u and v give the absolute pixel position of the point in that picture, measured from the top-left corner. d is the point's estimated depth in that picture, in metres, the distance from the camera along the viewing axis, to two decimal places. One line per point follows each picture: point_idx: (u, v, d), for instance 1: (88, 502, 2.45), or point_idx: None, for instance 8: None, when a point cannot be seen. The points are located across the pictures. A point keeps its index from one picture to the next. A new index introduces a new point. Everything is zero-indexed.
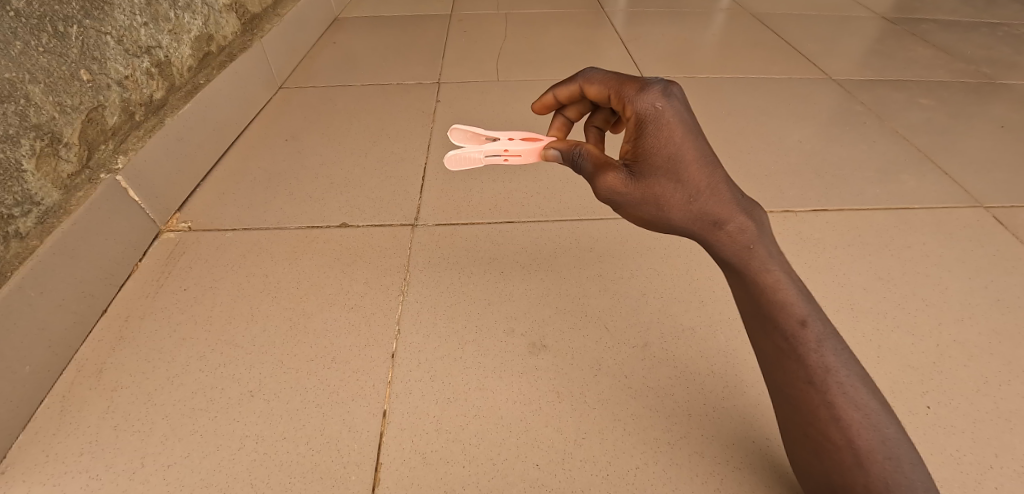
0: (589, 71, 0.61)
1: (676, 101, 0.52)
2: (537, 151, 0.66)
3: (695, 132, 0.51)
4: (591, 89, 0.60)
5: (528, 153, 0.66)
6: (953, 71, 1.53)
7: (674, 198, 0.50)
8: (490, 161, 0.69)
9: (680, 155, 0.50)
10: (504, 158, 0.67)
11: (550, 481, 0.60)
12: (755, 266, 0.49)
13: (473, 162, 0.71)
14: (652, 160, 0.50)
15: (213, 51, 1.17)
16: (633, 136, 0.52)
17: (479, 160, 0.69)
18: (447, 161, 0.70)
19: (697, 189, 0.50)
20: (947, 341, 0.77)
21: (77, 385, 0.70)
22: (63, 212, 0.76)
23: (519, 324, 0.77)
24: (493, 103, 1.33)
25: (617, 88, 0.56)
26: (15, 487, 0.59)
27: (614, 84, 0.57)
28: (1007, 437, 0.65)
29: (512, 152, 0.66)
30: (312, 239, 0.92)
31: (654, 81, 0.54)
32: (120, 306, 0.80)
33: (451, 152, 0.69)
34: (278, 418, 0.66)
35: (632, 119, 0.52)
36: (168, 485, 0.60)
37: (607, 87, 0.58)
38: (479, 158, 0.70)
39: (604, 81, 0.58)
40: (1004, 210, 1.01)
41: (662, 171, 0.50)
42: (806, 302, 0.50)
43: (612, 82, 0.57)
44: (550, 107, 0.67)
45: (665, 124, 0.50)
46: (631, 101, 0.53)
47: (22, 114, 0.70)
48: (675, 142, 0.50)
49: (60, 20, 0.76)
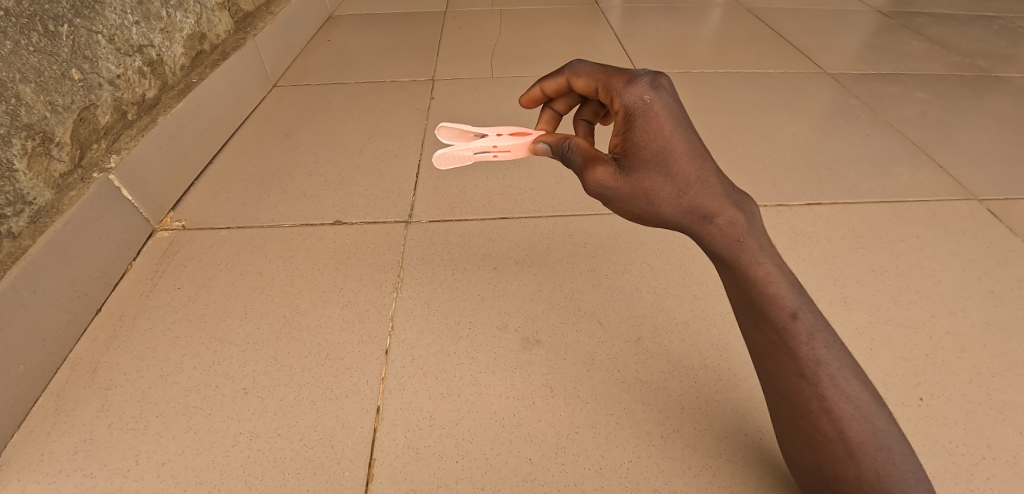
0: (575, 64, 0.61)
1: (665, 93, 0.52)
2: (526, 145, 0.66)
3: (684, 124, 0.51)
4: (579, 82, 0.60)
5: (517, 148, 0.66)
6: (948, 64, 1.53)
7: (664, 192, 0.50)
8: (480, 158, 0.68)
9: (669, 148, 0.50)
10: (493, 154, 0.67)
11: (542, 475, 0.60)
12: (746, 259, 0.49)
13: (461, 160, 0.69)
14: (641, 153, 0.50)
15: (206, 50, 1.17)
16: (622, 129, 0.52)
17: (468, 158, 0.68)
18: (435, 161, 0.67)
19: (686, 182, 0.50)
20: (940, 333, 0.77)
21: (71, 384, 0.70)
22: (55, 211, 0.76)
23: (513, 319, 0.77)
24: (488, 100, 1.33)
25: (605, 81, 0.56)
26: (10, 486, 0.60)
27: (601, 76, 0.57)
28: (999, 426, 0.66)
29: (502, 148, 0.67)
30: (307, 237, 0.92)
31: (643, 73, 0.54)
32: (114, 305, 0.80)
33: (438, 151, 0.67)
34: (272, 415, 0.66)
35: (621, 112, 0.52)
36: (161, 483, 0.60)
37: (595, 80, 0.58)
38: (468, 156, 0.68)
39: (591, 73, 0.58)
40: (998, 203, 1.01)
41: (651, 165, 0.50)
42: (797, 295, 0.49)
43: (600, 74, 0.57)
44: (538, 100, 0.67)
45: (654, 117, 0.50)
46: (619, 94, 0.53)
47: (13, 113, 0.70)
48: (664, 135, 0.50)
49: (50, 19, 0.76)
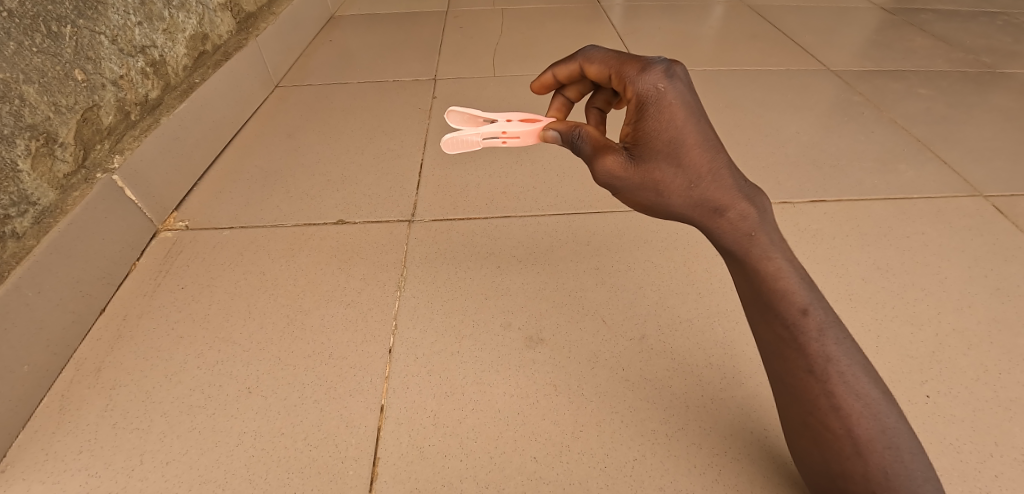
0: (588, 50, 0.61)
1: (679, 81, 0.52)
2: (536, 133, 0.66)
3: (697, 115, 0.51)
4: (592, 68, 0.60)
5: (527, 134, 0.66)
6: (952, 61, 1.52)
7: (674, 183, 0.50)
8: (488, 144, 0.68)
9: (681, 139, 0.49)
10: (502, 141, 0.67)
11: (547, 474, 0.60)
12: (757, 253, 0.49)
13: (469, 145, 0.69)
14: (653, 143, 0.50)
15: (208, 50, 1.17)
16: (635, 117, 0.51)
17: (477, 143, 0.68)
18: (443, 146, 0.67)
19: (698, 174, 0.49)
20: (946, 329, 0.76)
21: (76, 384, 0.70)
22: (59, 211, 0.76)
23: (516, 318, 0.77)
24: (490, 99, 1.32)
25: (618, 68, 0.55)
26: (15, 486, 0.60)
27: (614, 63, 0.56)
28: (1006, 425, 0.65)
29: (511, 134, 0.66)
30: (309, 236, 0.92)
31: (657, 61, 0.53)
32: (117, 305, 0.80)
33: (448, 135, 0.67)
34: (276, 414, 0.66)
35: (634, 101, 0.52)
36: (166, 482, 0.60)
37: (608, 66, 0.57)
38: (477, 141, 0.68)
39: (605, 60, 0.58)
40: (1004, 199, 1.00)
41: (662, 155, 0.49)
42: (808, 291, 0.49)
43: (613, 61, 0.56)
44: (550, 86, 0.67)
45: (667, 106, 0.50)
46: (633, 82, 0.52)
47: (17, 114, 0.70)
48: (676, 125, 0.50)
49: (53, 20, 0.76)
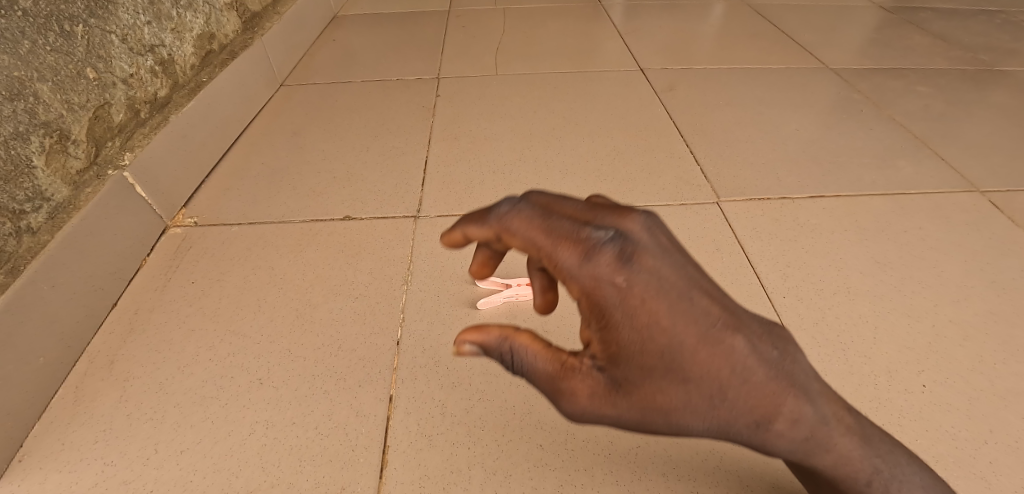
0: (505, 208, 0.41)
1: (657, 265, 0.38)
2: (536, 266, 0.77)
3: (687, 297, 0.38)
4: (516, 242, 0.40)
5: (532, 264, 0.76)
6: (951, 59, 1.54)
7: (681, 408, 0.39)
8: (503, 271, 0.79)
9: (676, 350, 0.37)
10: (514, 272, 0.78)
11: (553, 461, 0.61)
12: (821, 441, 0.41)
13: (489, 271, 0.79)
14: (643, 361, 0.38)
15: (215, 49, 1.18)
16: (600, 324, 0.38)
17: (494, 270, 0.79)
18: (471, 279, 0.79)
19: (717, 393, 0.38)
20: (943, 321, 0.78)
21: (90, 376, 0.72)
22: (73, 207, 0.77)
23: (522, 311, 0.78)
24: (493, 97, 1.34)
25: (549, 248, 0.38)
26: (33, 474, 0.61)
27: (543, 239, 0.38)
28: (1002, 413, 0.67)
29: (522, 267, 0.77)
30: (317, 232, 0.93)
31: (606, 232, 0.38)
32: (128, 300, 0.82)
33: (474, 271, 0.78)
34: (287, 404, 0.67)
35: (585, 303, 0.38)
36: (181, 471, 0.61)
37: (535, 241, 0.39)
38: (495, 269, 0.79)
39: (528, 231, 0.39)
40: (1000, 194, 1.02)
41: (658, 375, 0.38)
42: (867, 450, 0.44)
43: (542, 232, 0.38)
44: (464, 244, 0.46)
45: (642, 303, 0.37)
46: (573, 276, 0.38)
47: (32, 112, 0.71)
48: (665, 325, 0.37)
49: (66, 19, 0.78)
